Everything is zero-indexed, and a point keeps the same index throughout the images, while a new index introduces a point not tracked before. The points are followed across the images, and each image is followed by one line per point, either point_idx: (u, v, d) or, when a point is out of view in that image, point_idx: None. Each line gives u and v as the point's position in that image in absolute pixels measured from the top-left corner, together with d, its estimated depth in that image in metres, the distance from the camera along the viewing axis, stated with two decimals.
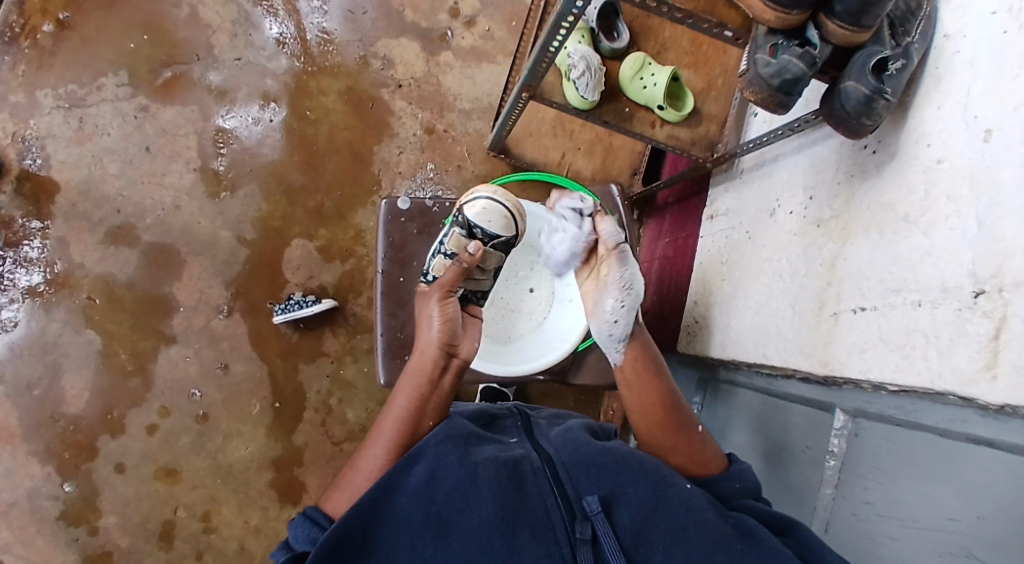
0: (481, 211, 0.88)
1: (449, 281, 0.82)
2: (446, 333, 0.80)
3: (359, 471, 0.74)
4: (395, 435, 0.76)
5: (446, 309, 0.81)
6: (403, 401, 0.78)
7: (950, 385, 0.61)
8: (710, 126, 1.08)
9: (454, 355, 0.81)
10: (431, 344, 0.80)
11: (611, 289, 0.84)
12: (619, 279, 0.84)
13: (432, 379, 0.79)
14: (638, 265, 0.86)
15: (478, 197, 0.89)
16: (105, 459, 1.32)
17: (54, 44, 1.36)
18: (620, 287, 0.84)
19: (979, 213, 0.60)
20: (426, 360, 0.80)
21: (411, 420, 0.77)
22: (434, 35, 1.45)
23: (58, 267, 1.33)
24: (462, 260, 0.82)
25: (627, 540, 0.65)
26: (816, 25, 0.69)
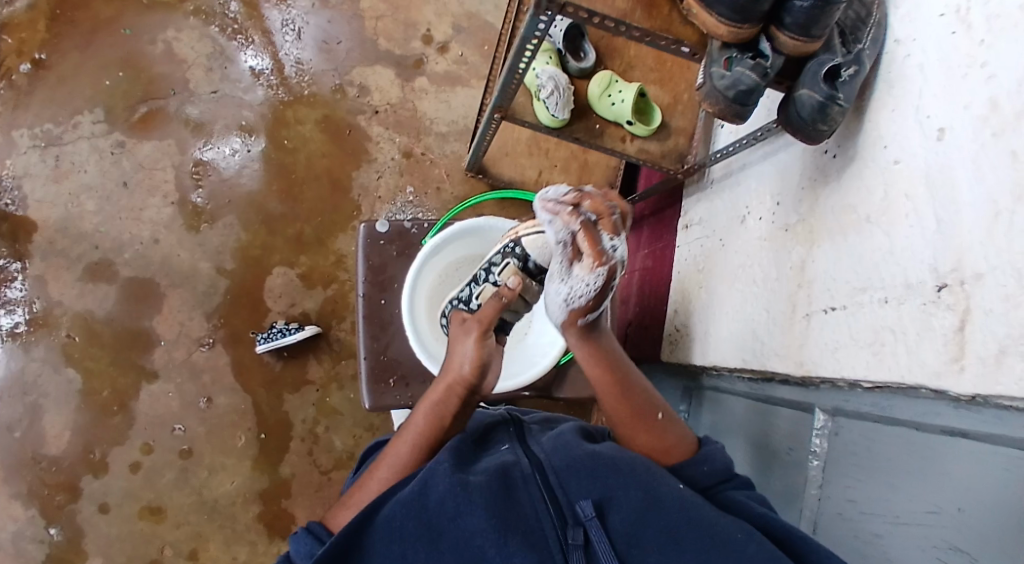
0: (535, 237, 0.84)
1: (487, 315, 0.78)
2: (477, 373, 0.76)
3: (363, 494, 0.71)
4: (401, 461, 0.73)
5: (482, 350, 0.77)
6: (421, 429, 0.75)
7: (919, 379, 0.62)
8: (679, 138, 1.11)
9: (478, 393, 0.78)
10: (461, 377, 0.76)
11: (553, 285, 0.76)
12: (562, 283, 0.75)
13: (453, 412, 0.76)
14: (587, 287, 0.73)
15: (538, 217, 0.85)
16: (88, 500, 1.30)
17: (30, 84, 1.37)
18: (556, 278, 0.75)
19: (936, 210, 0.61)
20: (451, 392, 0.76)
21: (418, 449, 0.74)
22: (408, 62, 1.47)
23: (38, 306, 1.32)
24: (502, 293, 0.79)
25: (620, 544, 0.63)
26: (767, 38, 0.71)
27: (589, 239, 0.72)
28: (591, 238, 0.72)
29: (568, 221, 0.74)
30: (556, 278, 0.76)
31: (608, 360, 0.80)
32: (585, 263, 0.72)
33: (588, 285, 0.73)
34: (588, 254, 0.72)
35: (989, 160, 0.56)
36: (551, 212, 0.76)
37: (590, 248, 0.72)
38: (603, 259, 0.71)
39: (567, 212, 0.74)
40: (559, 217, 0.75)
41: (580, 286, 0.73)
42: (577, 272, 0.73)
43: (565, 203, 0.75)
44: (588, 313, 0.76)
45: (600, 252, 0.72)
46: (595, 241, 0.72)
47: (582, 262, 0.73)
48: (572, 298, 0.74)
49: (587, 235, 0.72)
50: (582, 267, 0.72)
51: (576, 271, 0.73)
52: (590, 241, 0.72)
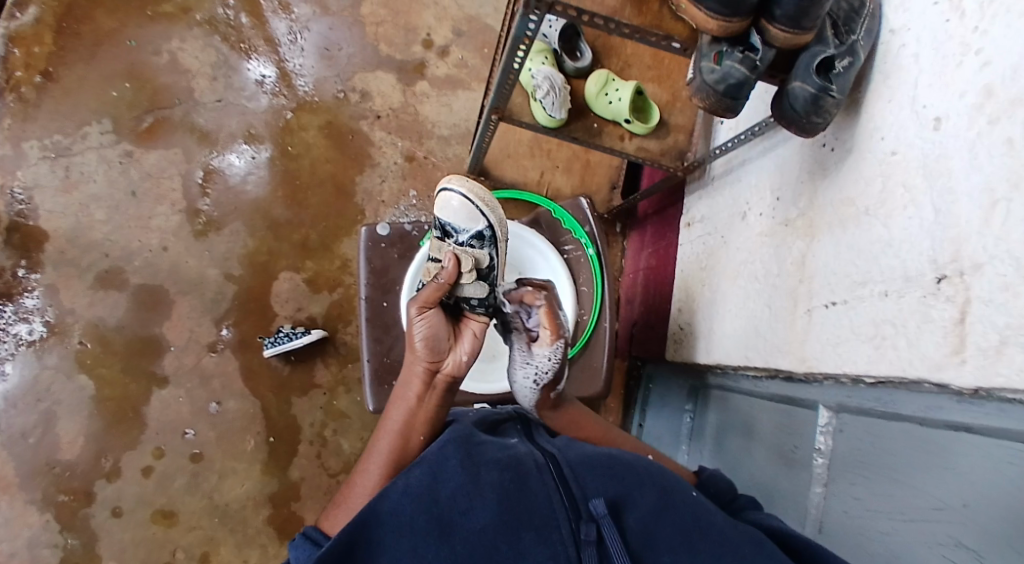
0: (457, 208, 0.79)
1: (428, 297, 0.74)
2: (428, 350, 0.74)
3: (356, 487, 0.70)
4: (390, 451, 0.72)
5: (425, 327, 0.73)
6: (398, 416, 0.74)
7: (921, 371, 0.61)
8: (678, 136, 1.10)
9: (438, 371, 0.74)
10: (416, 356, 0.74)
11: (517, 372, 0.82)
12: (526, 366, 0.81)
13: (417, 394, 0.74)
14: (553, 359, 0.80)
15: (452, 189, 0.80)
16: (102, 505, 1.32)
17: (39, 97, 1.39)
18: (523, 361, 0.81)
19: (934, 199, 0.61)
20: (411, 375, 0.74)
21: (406, 438, 0.73)
22: (409, 67, 1.48)
23: (50, 314, 1.35)
24: (439, 277, 0.75)
25: (634, 544, 0.62)
26: (758, 31, 0.71)
27: (549, 316, 0.79)
28: (550, 315, 0.79)
29: (529, 302, 0.80)
30: (518, 364, 0.82)
31: (586, 420, 0.85)
32: (544, 339, 0.80)
33: (552, 358, 0.80)
34: (547, 330, 0.80)
35: (985, 148, 0.55)
36: (511, 303, 0.80)
37: (550, 322, 0.80)
38: (562, 330, 0.80)
39: (526, 293, 0.80)
40: (521, 301, 0.80)
41: (544, 363, 0.80)
42: (539, 350, 0.80)
43: (522, 288, 0.80)
44: (555, 386, 0.82)
45: (558, 326, 0.80)
46: (554, 316, 0.80)
47: (543, 340, 0.80)
48: (540, 374, 0.81)
49: (547, 316, 0.79)
50: (542, 343, 0.80)
51: (536, 349, 0.80)
52: (551, 321, 0.79)
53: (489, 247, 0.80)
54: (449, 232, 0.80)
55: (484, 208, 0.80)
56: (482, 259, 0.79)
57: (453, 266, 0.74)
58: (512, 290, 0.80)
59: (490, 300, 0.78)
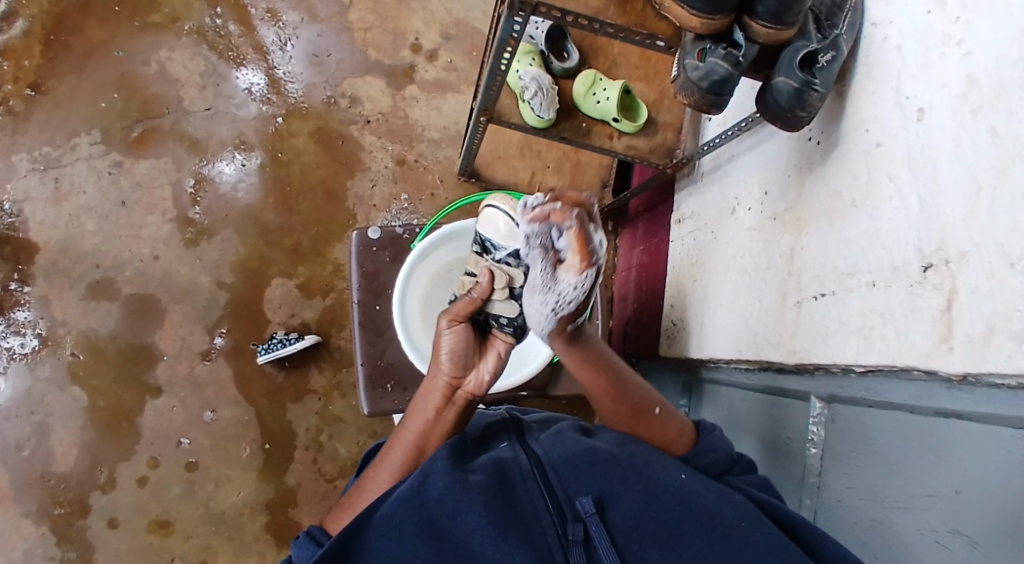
0: (501, 228, 0.77)
1: (461, 310, 0.76)
2: (453, 366, 0.76)
3: (366, 492, 0.71)
4: (403, 460, 0.73)
5: (453, 341, 0.76)
6: (416, 427, 0.74)
7: (910, 360, 0.61)
8: (666, 134, 1.11)
9: (459, 388, 0.76)
10: (439, 372, 0.76)
11: (536, 297, 0.72)
12: (547, 293, 0.71)
13: (437, 407, 0.75)
14: (576, 291, 0.69)
15: (496, 206, 0.77)
16: (97, 516, 1.31)
17: (28, 109, 1.39)
18: (544, 288, 0.71)
19: (919, 190, 0.61)
20: (432, 389, 0.76)
21: (421, 450, 0.74)
22: (398, 71, 1.49)
23: (43, 325, 1.34)
24: (473, 291, 0.77)
25: (620, 540, 0.62)
26: (741, 27, 0.72)
27: (579, 239, 0.66)
28: (580, 237, 0.66)
29: (556, 219, 0.66)
30: (539, 289, 0.71)
31: (598, 363, 0.79)
32: (571, 264, 0.68)
33: (578, 287, 0.69)
34: (574, 256, 0.67)
35: (970, 137, 0.56)
36: (535, 223, 0.68)
37: (580, 247, 0.67)
38: (594, 258, 0.67)
39: (554, 211, 0.66)
40: (547, 219, 0.67)
41: (568, 292, 0.70)
42: (563, 276, 0.69)
43: (549, 202, 0.67)
44: (572, 321, 0.74)
45: (590, 252, 0.67)
46: (585, 240, 0.67)
47: (567, 265, 0.68)
48: (560, 305, 0.71)
49: (577, 236, 0.66)
50: (569, 270, 0.68)
51: (560, 276, 0.69)
52: (580, 244, 0.67)
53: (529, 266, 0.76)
54: (490, 249, 0.78)
55: (527, 229, 0.76)
56: (517, 278, 0.77)
57: (487, 280, 0.76)
58: (537, 207, 0.68)
59: (519, 321, 0.77)
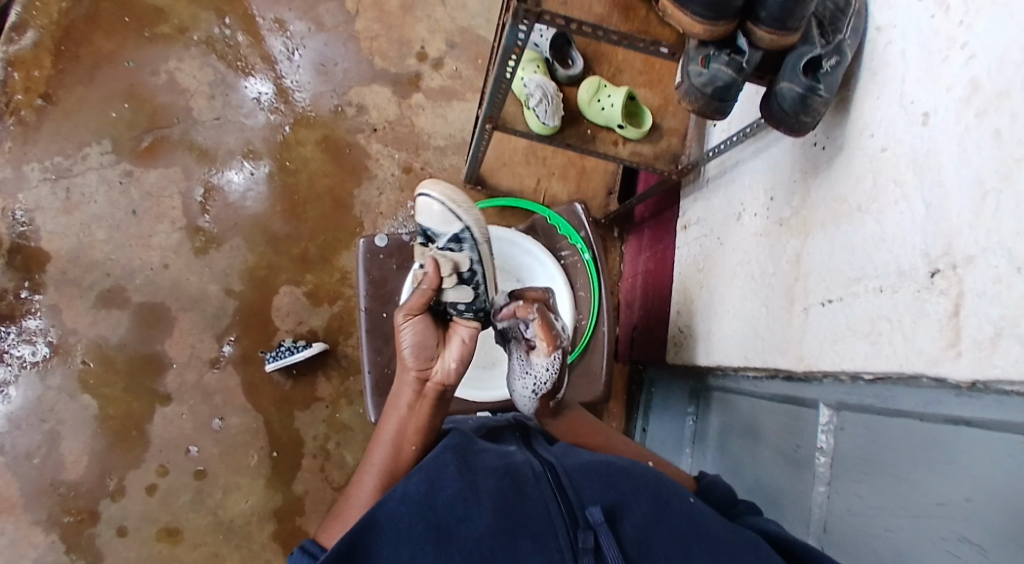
0: (435, 212, 0.80)
1: (414, 303, 0.76)
2: (418, 360, 0.75)
3: (353, 500, 0.69)
4: (382, 461, 0.72)
5: (414, 335, 0.75)
6: (391, 425, 0.74)
7: (918, 366, 0.61)
8: (671, 139, 1.11)
9: (428, 380, 0.75)
10: (407, 367, 0.75)
11: (516, 383, 0.84)
12: (524, 377, 0.83)
13: (410, 403, 0.75)
14: (547, 371, 0.82)
15: (429, 194, 0.81)
16: (107, 523, 1.32)
17: (38, 119, 1.41)
18: (523, 372, 0.83)
19: (925, 195, 0.61)
20: (404, 386, 0.75)
21: (398, 448, 0.73)
22: (404, 80, 1.50)
23: (53, 334, 1.35)
24: (423, 283, 0.76)
25: (630, 548, 0.62)
26: (744, 33, 0.72)
27: (543, 326, 0.82)
28: (544, 324, 0.82)
29: (522, 315, 0.82)
30: (517, 376, 0.84)
31: (589, 429, 0.85)
32: (540, 348, 0.82)
33: (550, 368, 0.82)
34: (542, 340, 0.82)
35: (974, 140, 0.56)
36: (505, 321, 0.82)
37: (544, 332, 0.82)
38: (557, 340, 0.82)
39: (518, 306, 0.83)
40: (514, 315, 0.82)
41: (542, 374, 0.82)
42: (536, 359, 0.82)
43: (513, 303, 0.83)
44: (552, 398, 0.84)
45: (553, 336, 0.83)
46: (548, 326, 0.82)
47: (538, 350, 0.82)
48: (539, 386, 0.82)
49: (541, 324, 0.82)
50: (539, 353, 0.82)
51: (534, 359, 0.82)
52: (544, 330, 0.82)
53: (469, 247, 0.80)
54: (431, 239, 0.81)
55: (461, 211, 0.81)
56: (461, 264, 0.79)
57: (433, 270, 0.76)
58: (504, 307, 0.83)
59: (477, 303, 0.79)
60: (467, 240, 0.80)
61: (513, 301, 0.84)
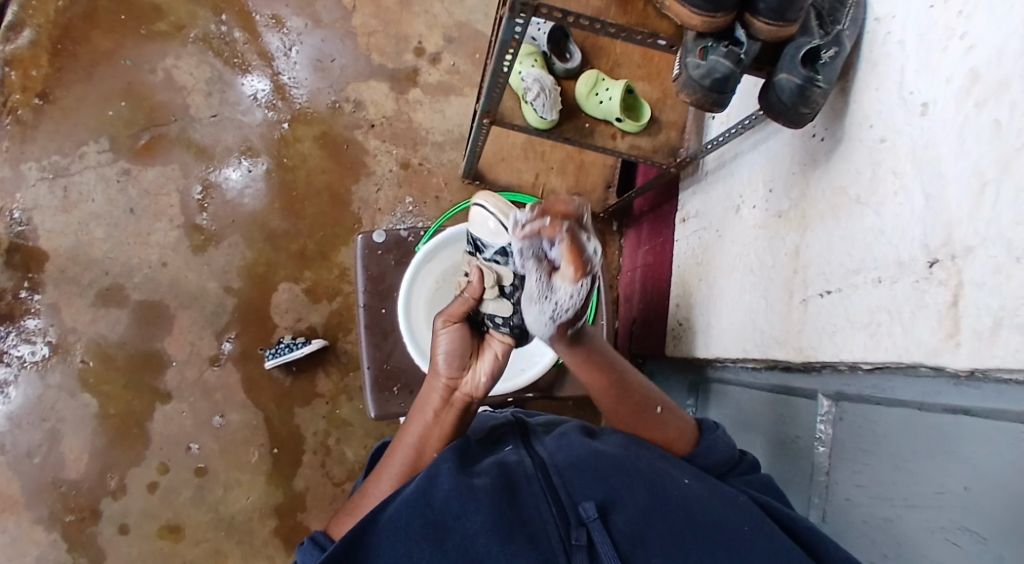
0: (489, 226, 0.76)
1: (454, 310, 0.73)
2: (450, 368, 0.74)
3: (367, 500, 0.70)
4: (403, 464, 0.72)
5: (448, 343, 0.73)
6: (415, 430, 0.73)
7: (917, 357, 0.60)
8: (670, 132, 1.11)
9: (457, 389, 0.74)
10: (437, 374, 0.74)
11: (533, 306, 0.70)
12: (544, 301, 0.69)
13: (436, 411, 0.74)
14: (573, 300, 0.68)
15: (483, 205, 0.77)
16: (109, 521, 1.32)
17: (36, 118, 1.41)
18: (541, 294, 0.69)
19: (924, 185, 0.61)
20: (430, 393, 0.74)
21: (420, 453, 0.73)
22: (401, 75, 1.49)
23: (53, 333, 1.35)
24: (465, 291, 0.73)
25: (623, 544, 0.61)
26: (742, 25, 0.72)
27: (571, 249, 0.65)
28: (573, 248, 0.65)
29: (547, 233, 0.65)
30: (535, 297, 0.70)
31: (600, 362, 0.78)
32: (565, 274, 0.66)
33: (574, 296, 0.67)
34: (568, 266, 0.66)
35: (973, 131, 0.55)
36: (525, 240, 0.67)
37: (572, 258, 0.65)
38: (587, 267, 0.66)
39: (543, 225, 0.65)
40: (539, 234, 0.66)
41: (565, 300, 0.68)
42: (559, 284, 0.67)
43: (537, 218, 0.66)
44: (571, 326, 0.72)
45: (583, 260, 0.66)
46: (578, 249, 0.65)
47: (562, 274, 0.66)
48: (558, 314, 0.69)
49: (568, 245, 0.65)
50: (564, 279, 0.67)
51: (557, 285, 0.67)
52: (572, 251, 0.65)
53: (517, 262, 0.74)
54: (479, 247, 0.77)
55: (512, 225, 0.76)
56: (506, 277, 0.73)
57: (476, 279, 0.72)
58: (528, 225, 0.67)
59: (516, 321, 0.73)
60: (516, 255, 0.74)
61: (537, 216, 0.66)
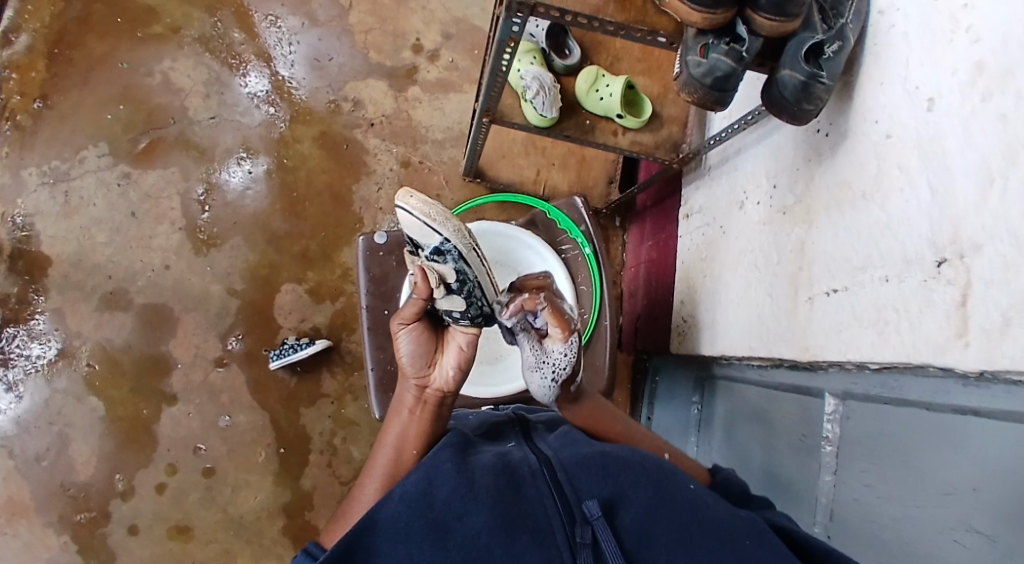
0: (414, 225, 0.76)
1: (408, 311, 0.74)
2: (417, 365, 0.75)
3: (356, 502, 0.69)
4: (386, 465, 0.72)
5: (413, 344, 0.75)
6: (392, 430, 0.74)
7: (925, 355, 0.60)
8: (672, 128, 1.11)
9: (428, 386, 0.75)
10: (407, 374, 0.75)
11: (534, 376, 0.80)
12: (542, 368, 0.79)
13: (410, 409, 0.75)
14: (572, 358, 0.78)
15: (405, 207, 0.76)
16: (119, 523, 1.33)
17: (35, 124, 1.41)
18: (542, 363, 0.79)
19: (931, 180, 0.60)
20: (404, 393, 0.76)
21: (399, 452, 0.72)
22: (399, 72, 1.49)
23: (58, 338, 1.36)
24: (414, 292, 0.74)
25: (628, 543, 0.62)
26: (743, 21, 0.71)
27: (554, 313, 0.77)
28: (554, 311, 0.77)
29: (529, 305, 0.78)
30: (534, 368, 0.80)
31: (603, 415, 0.81)
32: (553, 335, 0.78)
33: (568, 353, 0.78)
34: (555, 326, 0.77)
35: (979, 123, 0.55)
36: (512, 315, 0.78)
37: (556, 318, 0.77)
38: (570, 325, 0.77)
39: (522, 300, 0.78)
40: (522, 307, 0.78)
41: (561, 360, 0.78)
42: (551, 347, 0.78)
43: (517, 296, 0.78)
44: (571, 384, 0.79)
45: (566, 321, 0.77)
46: (559, 312, 0.77)
47: (552, 337, 0.78)
48: (558, 373, 0.78)
49: (553, 312, 0.77)
50: (554, 340, 0.78)
51: (549, 347, 0.78)
52: (557, 316, 0.77)
53: (455, 258, 0.76)
54: (418, 247, 0.78)
55: (439, 222, 0.76)
56: (449, 274, 0.76)
57: (420, 281, 0.73)
58: (511, 303, 0.78)
59: (472, 311, 0.76)
60: (451, 251, 0.76)
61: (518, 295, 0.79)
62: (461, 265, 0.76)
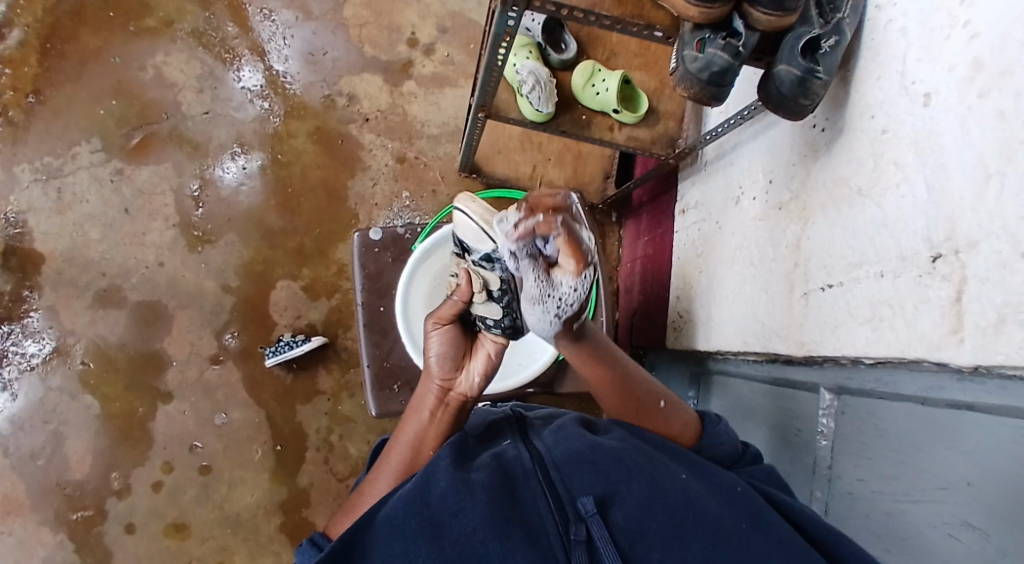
0: (470, 230, 0.73)
1: (444, 312, 0.74)
2: (445, 368, 0.75)
3: (368, 497, 0.70)
4: (401, 462, 0.72)
5: (443, 344, 0.74)
6: (410, 431, 0.74)
7: (920, 351, 0.60)
8: (668, 123, 1.11)
9: (452, 389, 0.75)
10: (431, 374, 0.75)
11: (535, 307, 0.68)
12: (546, 301, 0.67)
13: (432, 410, 0.75)
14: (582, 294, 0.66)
15: (464, 209, 0.73)
16: (115, 521, 1.33)
17: (27, 119, 1.39)
18: (545, 296, 0.67)
19: (927, 177, 0.60)
20: (426, 393, 0.75)
21: (416, 452, 0.73)
22: (395, 67, 1.47)
23: (52, 335, 1.35)
24: (454, 294, 0.73)
25: (621, 540, 0.61)
26: (740, 15, 0.70)
27: (570, 242, 0.61)
28: (570, 241, 0.61)
29: (541, 229, 0.62)
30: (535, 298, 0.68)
31: (604, 356, 0.78)
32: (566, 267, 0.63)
33: (579, 288, 0.64)
34: (568, 260, 0.62)
35: (977, 119, 0.54)
36: (520, 239, 0.64)
37: (571, 249, 0.62)
38: (588, 258, 0.62)
39: (530, 223, 0.62)
40: (532, 232, 0.62)
41: (569, 294, 0.65)
42: (560, 280, 0.65)
43: (528, 217, 0.62)
44: (576, 320, 0.70)
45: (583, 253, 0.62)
46: (576, 241, 0.61)
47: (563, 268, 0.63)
48: (563, 309, 0.67)
49: (567, 239, 0.61)
50: (565, 272, 0.64)
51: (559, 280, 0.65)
52: (572, 246, 0.61)
53: (503, 267, 0.71)
54: (467, 250, 0.74)
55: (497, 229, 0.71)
56: (493, 281, 0.72)
57: (463, 284, 0.72)
58: (519, 225, 0.63)
59: (506, 322, 0.73)
60: (501, 260, 0.71)
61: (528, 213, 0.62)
62: (508, 271, 0.71)
